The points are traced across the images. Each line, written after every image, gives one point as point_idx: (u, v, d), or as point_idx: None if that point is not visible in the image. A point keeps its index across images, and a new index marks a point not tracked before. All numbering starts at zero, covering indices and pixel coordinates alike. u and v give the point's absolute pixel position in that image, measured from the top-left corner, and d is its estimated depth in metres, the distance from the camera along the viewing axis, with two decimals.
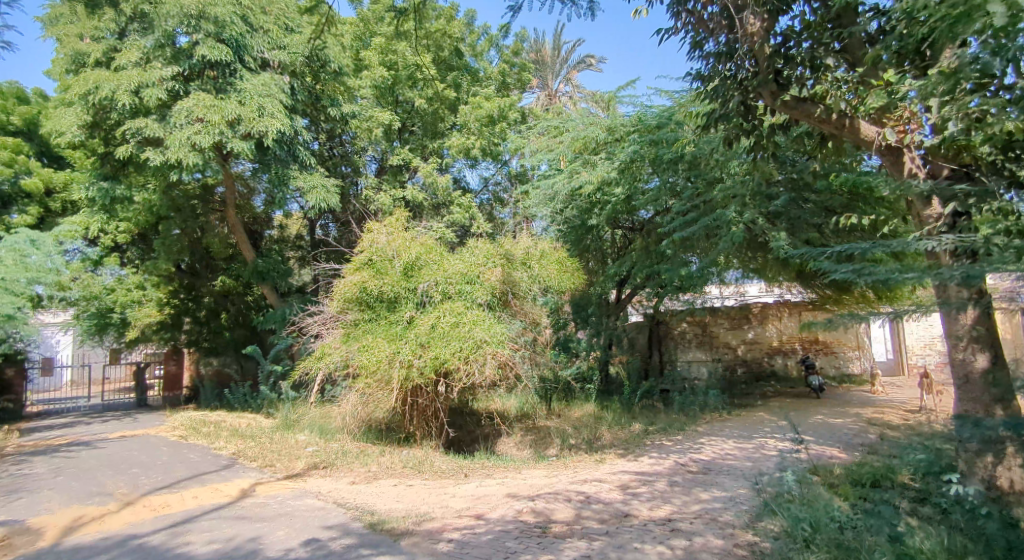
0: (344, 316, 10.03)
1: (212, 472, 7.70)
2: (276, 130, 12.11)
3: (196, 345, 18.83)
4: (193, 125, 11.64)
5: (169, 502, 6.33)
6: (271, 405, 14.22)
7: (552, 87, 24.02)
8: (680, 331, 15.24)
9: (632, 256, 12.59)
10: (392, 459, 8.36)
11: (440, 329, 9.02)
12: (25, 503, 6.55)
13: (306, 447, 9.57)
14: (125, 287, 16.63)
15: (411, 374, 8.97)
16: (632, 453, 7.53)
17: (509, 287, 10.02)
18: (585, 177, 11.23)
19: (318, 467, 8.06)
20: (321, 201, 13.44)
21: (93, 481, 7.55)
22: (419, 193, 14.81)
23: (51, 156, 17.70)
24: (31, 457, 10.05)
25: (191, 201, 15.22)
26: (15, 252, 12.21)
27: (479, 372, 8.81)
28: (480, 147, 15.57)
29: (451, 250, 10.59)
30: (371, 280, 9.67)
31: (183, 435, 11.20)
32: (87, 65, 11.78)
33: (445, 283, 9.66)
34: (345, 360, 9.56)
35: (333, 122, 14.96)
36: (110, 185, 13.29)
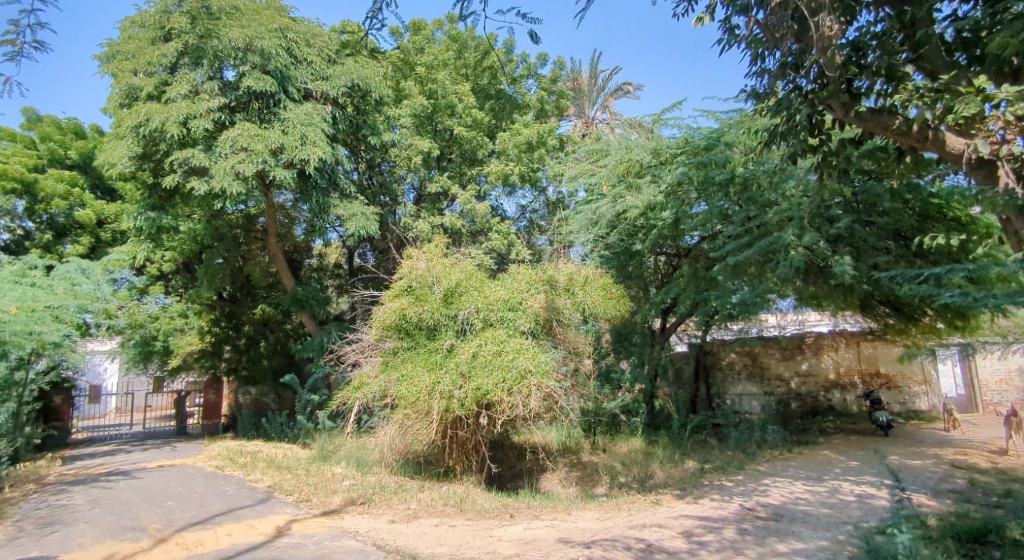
0: (383, 344, 9.84)
1: (247, 507, 7.42)
2: (317, 158, 12.15)
3: (235, 374, 18.94)
4: (238, 154, 11.80)
5: (202, 540, 6.05)
6: (308, 435, 14.06)
7: (589, 114, 23.89)
8: (729, 362, 14.55)
9: (680, 283, 11.82)
10: (432, 496, 7.95)
11: (482, 359, 8.67)
12: (59, 538, 6.37)
13: (342, 480, 9.24)
14: (168, 315, 16.47)
15: (451, 405, 8.60)
16: (689, 495, 6.96)
17: (553, 315, 9.65)
18: (630, 202, 10.87)
19: (355, 503, 7.71)
20: (361, 229, 13.39)
21: (129, 514, 7.36)
22: (458, 220, 14.66)
23: (104, 189, 18.30)
24: (71, 486, 10.00)
25: (234, 230, 15.57)
26: (66, 280, 12.45)
27: (523, 404, 8.38)
28: (519, 174, 15.40)
29: (492, 277, 10.32)
30: (411, 306, 9.46)
31: (220, 465, 11.04)
32: (140, 99, 12.11)
33: (487, 309, 9.36)
34: (384, 390, 9.31)
35: (373, 150, 15.05)
36: (158, 214, 13.55)
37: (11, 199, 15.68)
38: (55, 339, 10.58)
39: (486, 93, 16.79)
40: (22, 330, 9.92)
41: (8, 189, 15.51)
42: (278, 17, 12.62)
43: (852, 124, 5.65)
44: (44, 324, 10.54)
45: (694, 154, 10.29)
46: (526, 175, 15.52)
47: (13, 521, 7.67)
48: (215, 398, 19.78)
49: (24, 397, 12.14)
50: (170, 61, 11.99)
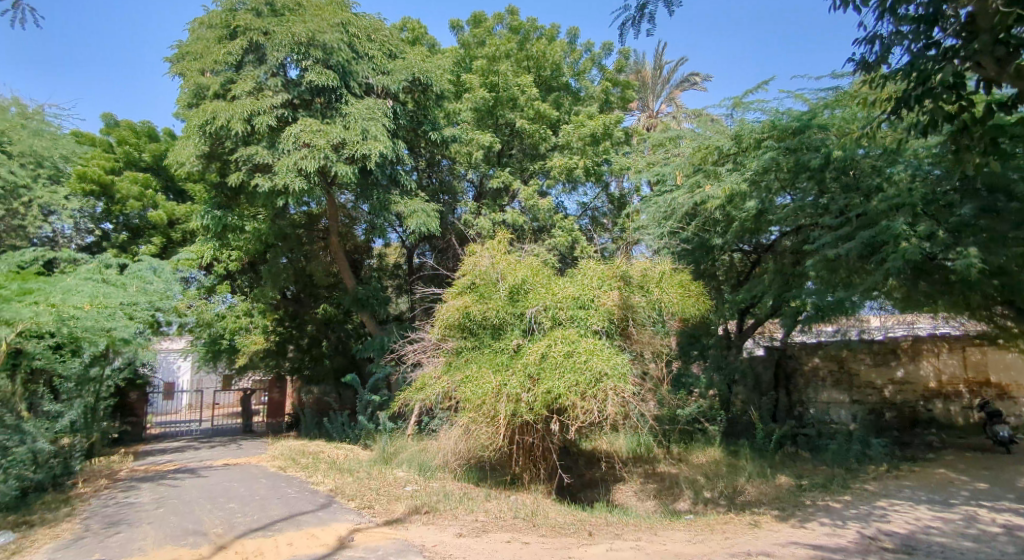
0: (445, 343, 9.43)
1: (308, 513, 7.10)
2: (378, 153, 11.92)
3: (298, 373, 19.08)
4: (300, 150, 11.71)
5: (263, 549, 5.72)
6: (369, 436, 13.92)
7: (653, 108, 22.93)
8: (812, 367, 13.43)
9: (765, 280, 10.86)
10: (501, 507, 7.40)
11: (550, 360, 8.06)
12: (122, 541, 6.22)
13: (405, 485, 8.86)
14: (235, 314, 16.73)
15: (519, 409, 8.05)
16: (793, 517, 6.10)
17: (627, 314, 8.91)
18: (710, 192, 10.02)
19: (420, 512, 7.26)
20: (421, 226, 13.07)
21: (191, 516, 7.20)
22: (520, 216, 14.14)
23: (175, 191, 18.89)
24: (140, 483, 10.06)
25: (298, 230, 15.74)
26: (139, 279, 12.71)
27: (597, 410, 7.71)
28: (584, 168, 14.68)
29: (559, 273, 9.74)
30: (475, 304, 9.01)
31: (282, 466, 10.90)
32: (207, 98, 12.21)
33: (556, 307, 8.78)
34: (448, 392, 8.93)
35: (434, 146, 14.75)
36: (223, 213, 13.72)
37: (91, 201, 16.32)
38: (126, 336, 10.54)
39: (548, 85, 16.24)
40: (94, 327, 10.04)
41: (87, 191, 16.15)
42: (340, 12, 12.50)
43: (1004, 84, 4.71)
44: (117, 320, 10.56)
45: (783, 138, 9.32)
46: (591, 169, 14.79)
47: (82, 520, 7.65)
48: (279, 396, 20.18)
49: (100, 393, 12.47)
50: (236, 59, 12.00)
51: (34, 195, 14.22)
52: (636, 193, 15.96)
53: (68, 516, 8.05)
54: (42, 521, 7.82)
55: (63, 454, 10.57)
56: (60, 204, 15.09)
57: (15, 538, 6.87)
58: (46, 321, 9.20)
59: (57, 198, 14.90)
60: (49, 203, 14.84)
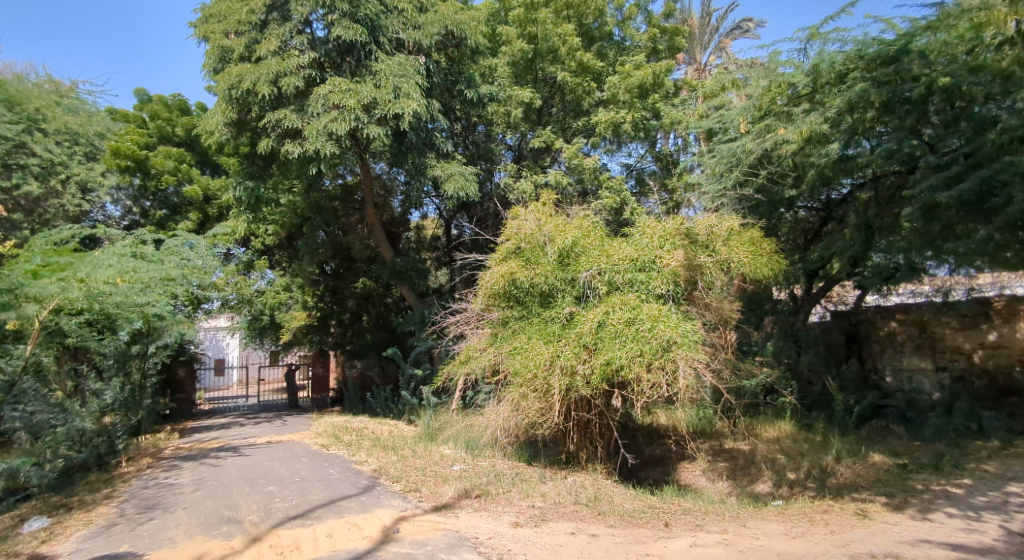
0: (490, 314, 8.79)
1: (351, 497, 6.56)
2: (411, 112, 11.16)
3: (341, 348, 18.76)
4: (330, 112, 11.06)
5: (300, 542, 5.17)
6: (413, 411, 13.44)
7: (702, 60, 21.27)
8: (889, 333, 12.10)
9: (845, 235, 9.69)
10: (559, 491, 6.68)
11: (609, 329, 7.19)
12: (153, 529, 5.83)
13: (452, 465, 8.29)
14: (275, 290, 16.49)
15: (574, 383, 7.26)
16: (908, 506, 5.16)
17: (694, 276, 7.85)
18: (780, 137, 8.91)
19: (470, 496, 6.63)
20: (459, 190, 12.32)
21: (229, 500, 6.77)
22: (564, 177, 13.10)
23: (210, 165, 18.67)
24: (183, 462, 9.82)
25: (333, 202, 15.23)
26: (175, 253, 12.44)
27: (666, 384, 6.77)
28: (633, 123, 13.46)
29: (614, 234, 8.88)
30: (521, 270, 8.32)
31: (325, 443, 10.49)
32: (232, 61, 11.63)
33: (612, 270, 7.86)
34: (495, 365, 8.32)
35: (469, 106, 13.86)
36: (255, 184, 13.37)
37: (127, 177, 16.10)
38: (159, 312, 10.58)
39: (590, 35, 15.07)
40: (124, 303, 9.67)
41: (123, 167, 15.91)
42: None
43: None
44: (150, 294, 10.36)
45: (871, 68, 8.11)
46: (641, 123, 13.55)
47: (119, 503, 7.36)
48: (323, 371, 19.20)
49: (145, 371, 12.35)
50: (260, 17, 11.36)
51: (71, 172, 14.25)
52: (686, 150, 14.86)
53: (108, 498, 7.81)
54: (81, 504, 7.60)
55: (109, 432, 10.45)
56: (98, 181, 15.07)
57: (50, 524, 6.72)
58: (76, 296, 8.75)
59: (94, 175, 14.89)
60: (86, 180, 14.71)
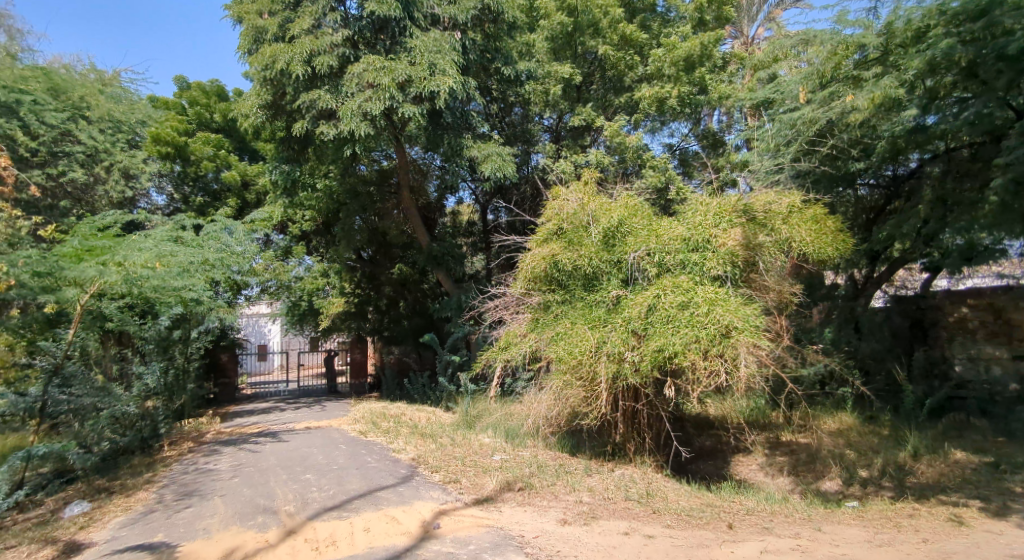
0: (530, 298, 8.42)
1: (389, 488, 6.30)
2: (448, 89, 10.80)
3: (378, 334, 18.68)
4: (365, 92, 10.81)
5: (336, 537, 4.88)
6: (451, 398, 13.22)
7: (750, 33, 20.22)
8: (959, 319, 11.13)
9: (916, 213, 8.89)
10: (608, 486, 6.26)
11: (660, 313, 6.68)
12: (188, 518, 5.68)
13: (492, 454, 7.98)
14: (312, 276, 16.45)
15: (622, 371, 6.80)
16: (1009, 513, 4.58)
17: (753, 256, 7.26)
18: (846, 105, 8.19)
19: (513, 489, 6.30)
20: (497, 171, 11.93)
21: (265, 488, 6.59)
22: (605, 156, 12.51)
23: (248, 152, 18.77)
24: (223, 447, 9.79)
25: (369, 186, 15.04)
26: (214, 238, 12.44)
27: (724, 372, 6.23)
28: (678, 97, 12.76)
29: (663, 214, 8.35)
30: (563, 252, 7.91)
31: (363, 429, 10.29)
32: (266, 42, 11.47)
33: (661, 250, 7.34)
34: (536, 351, 7.93)
35: (507, 84, 13.59)
36: (291, 167, 13.27)
37: (169, 163, 16.02)
38: (195, 296, 10.41)
39: (633, 7, 14.36)
40: (162, 286, 9.66)
41: (164, 153, 16.09)
42: None
43: None
44: (186, 279, 10.29)
45: (956, 24, 7.15)
46: (687, 98, 12.83)
47: (159, 488, 7.30)
48: (361, 356, 19.20)
49: (188, 355, 12.41)
50: None
51: (114, 159, 14.38)
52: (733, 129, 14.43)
53: (148, 482, 7.77)
54: (122, 488, 7.56)
55: (152, 416, 10.48)
56: (140, 167, 15.21)
57: (91, 509, 6.69)
58: (115, 280, 8.73)
59: (136, 161, 14.97)
60: (129, 167, 14.86)
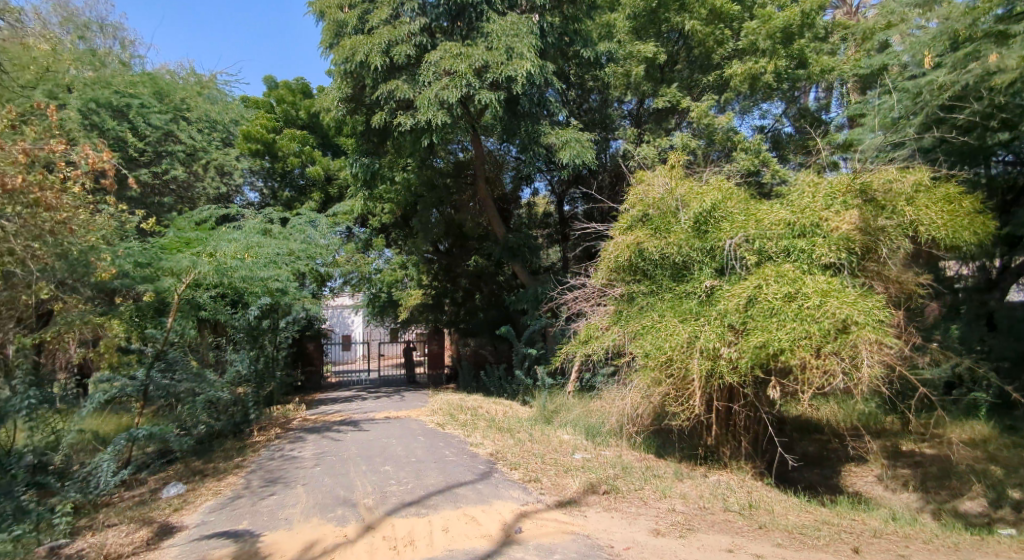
0: (613, 290, 7.97)
1: (467, 484, 6.07)
2: (525, 73, 10.48)
3: (454, 327, 18.71)
4: (442, 80, 10.70)
5: (415, 536, 4.69)
6: (528, 392, 12.96)
7: (854, 2, 18.47)
8: None
9: None
10: (703, 493, 5.73)
11: (761, 305, 6.05)
12: (271, 506, 5.69)
13: (573, 453, 7.61)
14: (392, 268, 16.67)
15: (718, 369, 6.23)
16: None
17: (872, 241, 6.43)
18: (981, 67, 7.14)
19: (598, 492, 5.90)
20: (576, 157, 11.49)
21: (345, 479, 6.54)
22: (692, 139, 11.72)
23: (331, 148, 19.21)
24: (308, 434, 9.99)
25: (446, 178, 15.00)
26: (299, 231, 12.81)
27: (841, 372, 5.52)
28: (775, 73, 11.75)
29: (761, 198, 7.64)
30: (650, 239, 7.41)
31: (441, 421, 10.20)
32: (346, 35, 11.62)
33: (761, 236, 6.68)
34: (620, 346, 7.49)
35: (585, 68, 13.09)
36: (371, 159, 13.41)
37: (259, 160, 16.82)
38: (281, 286, 10.69)
39: None
40: (250, 276, 9.99)
41: (254, 151, 16.79)
42: None
43: None
44: (272, 269, 10.58)
45: None
46: (784, 73, 11.82)
47: (248, 473, 7.47)
48: (438, 348, 19.56)
49: (277, 343, 12.86)
50: None
51: (211, 157, 15.14)
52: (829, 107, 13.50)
53: (238, 467, 7.99)
54: (214, 471, 7.82)
55: (244, 402, 10.77)
56: (234, 164, 15.95)
57: (186, 490, 6.93)
58: (208, 270, 9.07)
59: (229, 158, 15.70)
60: (223, 164, 15.59)
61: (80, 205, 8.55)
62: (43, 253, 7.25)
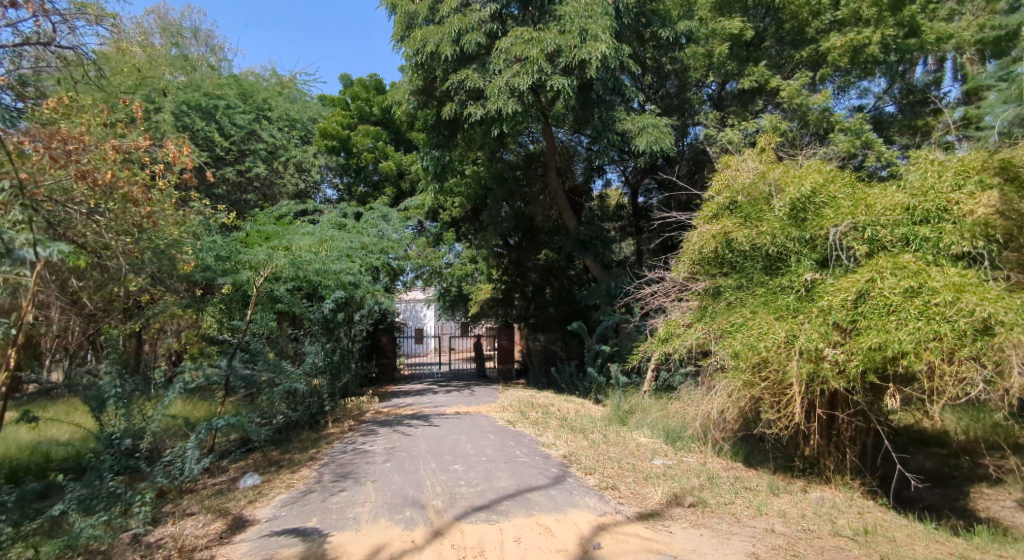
0: (696, 284, 7.38)
1: (540, 489, 5.72)
2: (600, 56, 9.97)
3: (525, 321, 18.40)
4: (513, 67, 10.39)
5: (485, 545, 4.38)
6: (601, 390, 12.44)
7: None
8: None
9: None
10: (805, 512, 5.09)
11: (876, 301, 5.33)
12: (339, 504, 5.56)
13: (652, 458, 7.10)
14: (462, 262, 16.56)
15: (822, 374, 5.55)
16: None
17: (1016, 227, 5.53)
18: None
19: (684, 505, 5.38)
20: (654, 144, 10.85)
21: (415, 477, 6.35)
22: (783, 121, 10.81)
23: (403, 143, 19.26)
24: (379, 427, 9.96)
25: (517, 170, 14.70)
26: (372, 225, 12.88)
27: (981, 381, 4.73)
28: (881, 43, 10.78)
29: (871, 181, 6.81)
30: (739, 229, 6.77)
31: (511, 419, 9.89)
32: (417, 26, 11.53)
33: (873, 223, 5.92)
34: (704, 345, 6.89)
35: (665, 48, 12.57)
36: (442, 152, 13.27)
37: (334, 156, 17.15)
38: (353, 279, 10.73)
39: None
40: (324, 268, 10.08)
41: (330, 147, 17.12)
42: None
43: None
44: (344, 263, 10.66)
45: None
46: (891, 43, 10.86)
47: (320, 466, 7.45)
48: (508, 342, 19.11)
49: (352, 336, 12.99)
50: None
51: (290, 154, 15.57)
52: (939, 83, 12.35)
53: (312, 459, 8.01)
54: (290, 463, 7.87)
55: (319, 393, 10.85)
56: (311, 161, 16.33)
57: (261, 481, 6.97)
58: (285, 263, 9.22)
59: (307, 155, 16.07)
60: (302, 161, 15.98)
61: (165, 200, 8.81)
62: (135, 247, 7.53)
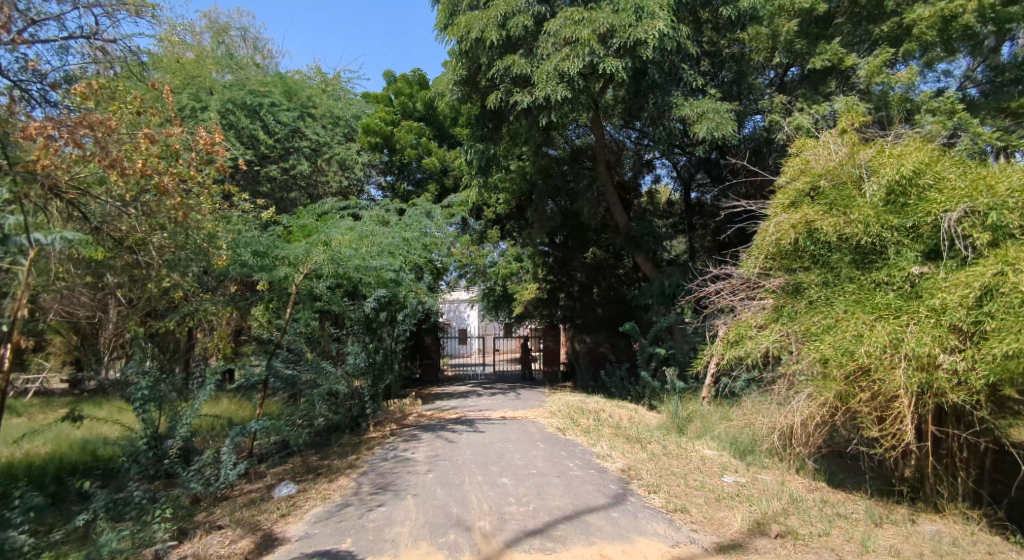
0: (770, 281, 6.56)
1: (600, 511, 5.06)
2: (657, 34, 9.29)
3: (571, 322, 17.69)
4: (563, 50, 9.75)
5: None
6: (655, 396, 11.61)
7: None
8: None
9: None
10: (922, 551, 4.25)
11: (1008, 297, 4.44)
12: (376, 522, 5.02)
13: (723, 475, 6.33)
14: (507, 260, 15.96)
15: (935, 384, 4.69)
16: None
17: None
18: None
19: (770, 537, 4.60)
20: (715, 130, 9.98)
21: (459, 492, 5.78)
22: (861, 102, 9.83)
23: (447, 140, 18.81)
24: (421, 432, 9.45)
25: (564, 163, 14.03)
26: (415, 222, 12.43)
27: None
28: (977, 12, 9.74)
29: (983, 161, 5.89)
30: (824, 217, 5.95)
31: (561, 426, 9.18)
32: (461, 12, 11.03)
33: (996, 207, 5.02)
34: (782, 349, 6.09)
35: (726, 29, 11.67)
36: (486, 145, 12.72)
37: (377, 154, 16.83)
38: (394, 276, 10.27)
39: None
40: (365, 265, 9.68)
41: (373, 144, 16.82)
42: None
43: None
44: (385, 259, 10.24)
45: None
46: (988, 13, 9.79)
47: (358, 476, 6.97)
48: (554, 344, 18.29)
49: (394, 336, 12.54)
50: None
51: (333, 151, 15.36)
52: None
53: (351, 466, 7.54)
54: (328, 470, 7.41)
55: (360, 395, 10.39)
56: (354, 159, 16.06)
57: (297, 491, 6.53)
58: (325, 258, 8.86)
59: (350, 152, 15.82)
60: (345, 158, 15.72)
61: (203, 195, 8.58)
62: (168, 242, 7.40)
